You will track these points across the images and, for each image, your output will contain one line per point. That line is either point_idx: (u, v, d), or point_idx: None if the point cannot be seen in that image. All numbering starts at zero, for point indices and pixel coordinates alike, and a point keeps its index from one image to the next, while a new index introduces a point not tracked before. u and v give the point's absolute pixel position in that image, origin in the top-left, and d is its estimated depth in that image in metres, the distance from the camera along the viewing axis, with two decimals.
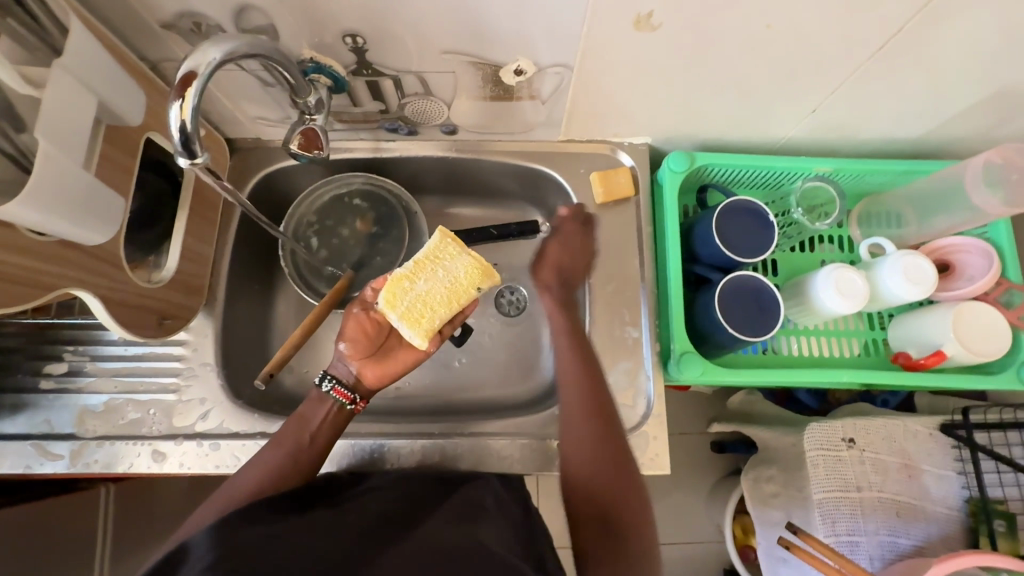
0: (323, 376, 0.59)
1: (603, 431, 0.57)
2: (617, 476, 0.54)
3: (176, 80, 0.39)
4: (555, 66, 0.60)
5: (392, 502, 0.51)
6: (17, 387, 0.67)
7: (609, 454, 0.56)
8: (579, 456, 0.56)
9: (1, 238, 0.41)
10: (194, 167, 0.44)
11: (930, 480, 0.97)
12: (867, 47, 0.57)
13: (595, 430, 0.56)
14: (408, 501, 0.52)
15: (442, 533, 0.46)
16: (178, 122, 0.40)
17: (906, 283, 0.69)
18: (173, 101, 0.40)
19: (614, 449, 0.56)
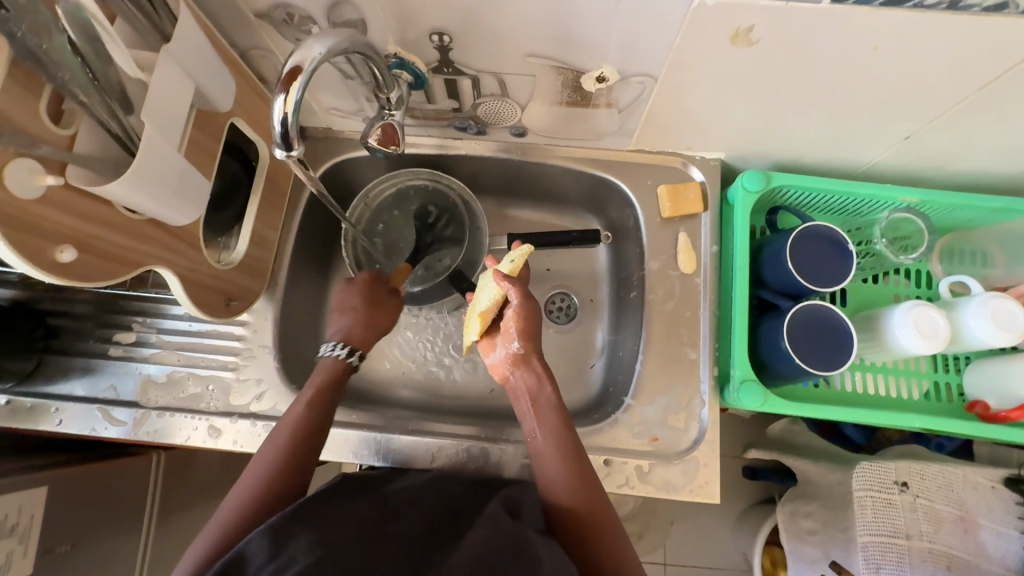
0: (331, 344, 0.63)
1: (576, 452, 0.56)
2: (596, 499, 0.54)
3: (283, 73, 0.39)
4: (639, 76, 0.58)
5: (433, 510, 0.50)
6: (88, 352, 0.70)
7: (583, 475, 0.55)
8: (557, 478, 0.54)
9: (99, 214, 0.42)
10: (289, 158, 0.44)
11: (987, 536, 0.91)
12: (984, 76, 0.53)
13: (564, 456, 0.55)
14: (448, 510, 0.51)
15: (486, 537, 0.44)
16: (280, 115, 0.40)
17: (994, 329, 0.64)
18: (277, 93, 0.40)
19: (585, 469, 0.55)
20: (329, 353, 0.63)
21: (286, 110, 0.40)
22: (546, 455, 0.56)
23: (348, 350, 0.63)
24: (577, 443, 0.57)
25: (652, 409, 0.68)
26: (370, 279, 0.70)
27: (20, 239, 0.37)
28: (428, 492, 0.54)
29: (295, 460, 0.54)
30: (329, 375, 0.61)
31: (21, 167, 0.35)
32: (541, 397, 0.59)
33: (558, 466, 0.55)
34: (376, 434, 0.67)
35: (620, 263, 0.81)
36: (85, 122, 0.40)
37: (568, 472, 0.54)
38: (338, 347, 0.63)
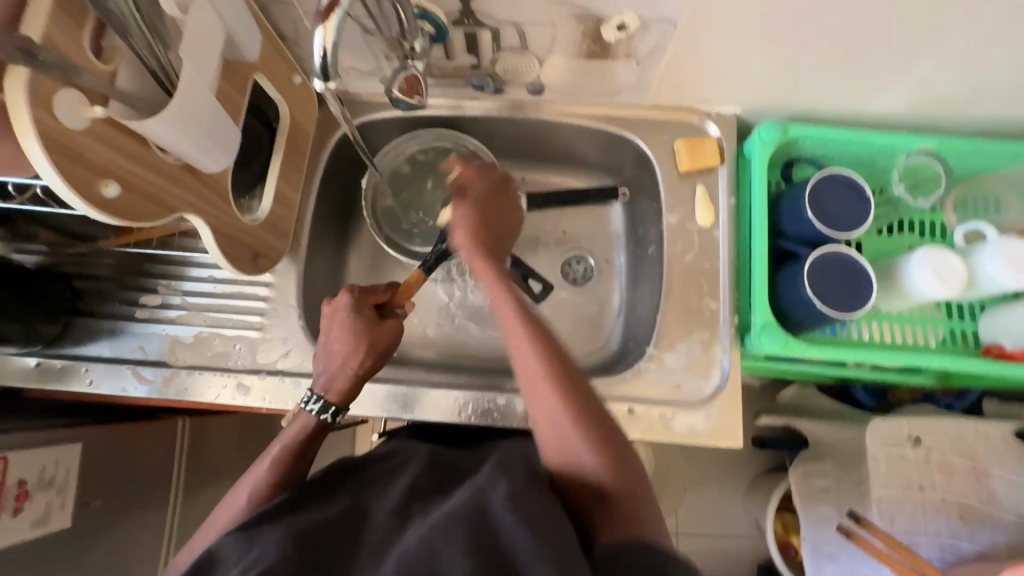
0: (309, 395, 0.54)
1: (593, 421, 0.46)
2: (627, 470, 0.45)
3: (322, 6, 0.43)
4: (659, 22, 0.58)
5: (413, 472, 0.48)
6: (113, 315, 0.71)
7: (608, 446, 0.45)
8: (577, 451, 0.45)
9: (132, 149, 0.42)
10: (325, 89, 0.49)
11: (1001, 488, 0.90)
12: (999, 13, 0.53)
13: (584, 430, 0.45)
14: (428, 470, 0.48)
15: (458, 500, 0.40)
16: (320, 48, 0.44)
17: (1010, 271, 0.65)
18: (317, 27, 0.44)
19: (610, 442, 0.45)
20: (309, 410, 0.54)
21: (326, 43, 0.43)
22: (566, 435, 0.46)
23: (322, 406, 0.54)
24: (595, 409, 0.47)
25: (674, 357, 0.69)
26: (372, 310, 0.58)
27: (72, 171, 0.38)
28: (416, 459, 0.51)
29: (310, 443, 0.53)
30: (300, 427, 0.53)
31: (67, 98, 0.36)
32: (540, 351, 0.49)
33: (581, 444, 0.45)
34: (402, 388, 0.68)
35: (636, 222, 0.82)
36: (125, 61, 0.41)
37: (590, 446, 0.45)
38: (314, 399, 0.54)
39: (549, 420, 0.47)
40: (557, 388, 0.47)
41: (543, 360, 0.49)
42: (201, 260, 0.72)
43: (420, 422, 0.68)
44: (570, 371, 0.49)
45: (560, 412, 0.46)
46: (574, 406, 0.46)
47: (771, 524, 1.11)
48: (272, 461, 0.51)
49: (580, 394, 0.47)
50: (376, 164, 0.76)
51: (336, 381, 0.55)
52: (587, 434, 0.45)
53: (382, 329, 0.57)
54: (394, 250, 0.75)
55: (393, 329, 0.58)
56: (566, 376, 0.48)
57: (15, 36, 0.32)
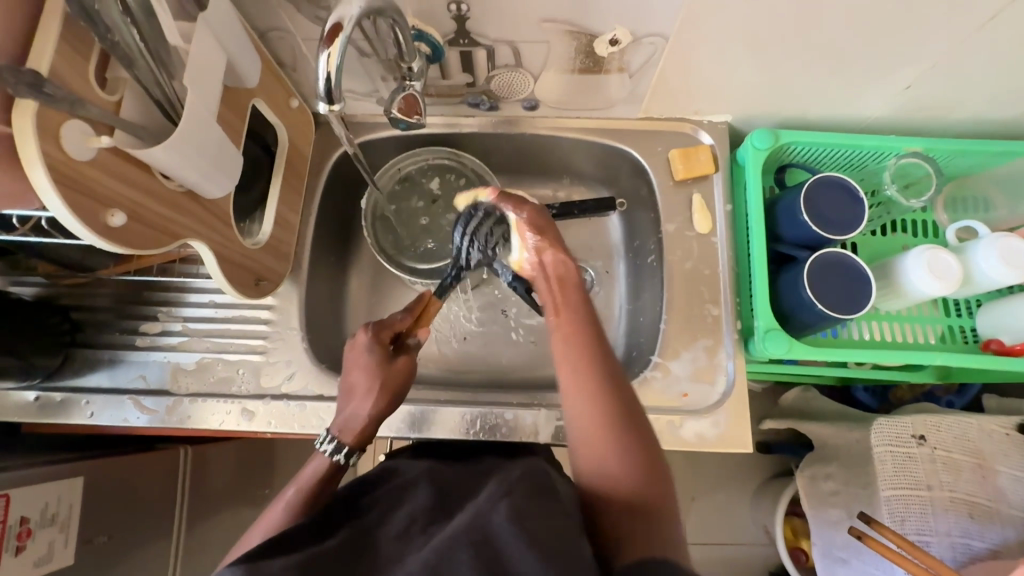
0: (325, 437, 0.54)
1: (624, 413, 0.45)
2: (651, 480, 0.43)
3: (325, 32, 0.44)
4: (651, 36, 0.60)
5: (420, 498, 0.46)
6: (113, 344, 0.70)
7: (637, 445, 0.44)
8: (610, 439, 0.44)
9: (137, 179, 0.42)
10: (330, 112, 0.50)
11: (1006, 483, 0.90)
12: (978, 18, 0.55)
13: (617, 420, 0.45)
14: (435, 495, 0.46)
15: (459, 524, 0.40)
16: (324, 73, 0.45)
17: (1004, 267, 0.66)
18: (320, 53, 0.45)
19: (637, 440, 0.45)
20: (326, 452, 0.53)
21: (329, 68, 0.44)
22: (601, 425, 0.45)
23: (336, 446, 0.53)
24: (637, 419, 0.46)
25: (679, 365, 0.69)
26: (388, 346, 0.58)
27: (78, 201, 0.38)
28: (418, 478, 0.50)
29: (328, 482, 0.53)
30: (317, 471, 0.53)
31: (74, 128, 0.37)
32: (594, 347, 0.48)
33: (613, 432, 0.44)
34: (410, 407, 0.68)
35: (634, 231, 0.83)
36: (130, 89, 0.41)
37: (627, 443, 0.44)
38: (328, 439, 0.54)
39: (582, 403, 0.46)
40: (594, 373, 0.47)
41: (585, 343, 0.48)
42: (201, 285, 0.72)
43: (427, 440, 0.68)
44: (605, 354, 0.48)
45: (601, 405, 0.45)
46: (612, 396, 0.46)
47: (781, 530, 1.10)
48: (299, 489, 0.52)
49: (613, 379, 0.47)
50: (376, 183, 0.76)
51: (351, 423, 0.55)
52: (621, 425, 0.45)
53: (393, 368, 0.57)
54: (397, 269, 0.75)
55: (405, 367, 0.58)
56: (605, 364, 0.48)
57: (23, 72, 0.32)
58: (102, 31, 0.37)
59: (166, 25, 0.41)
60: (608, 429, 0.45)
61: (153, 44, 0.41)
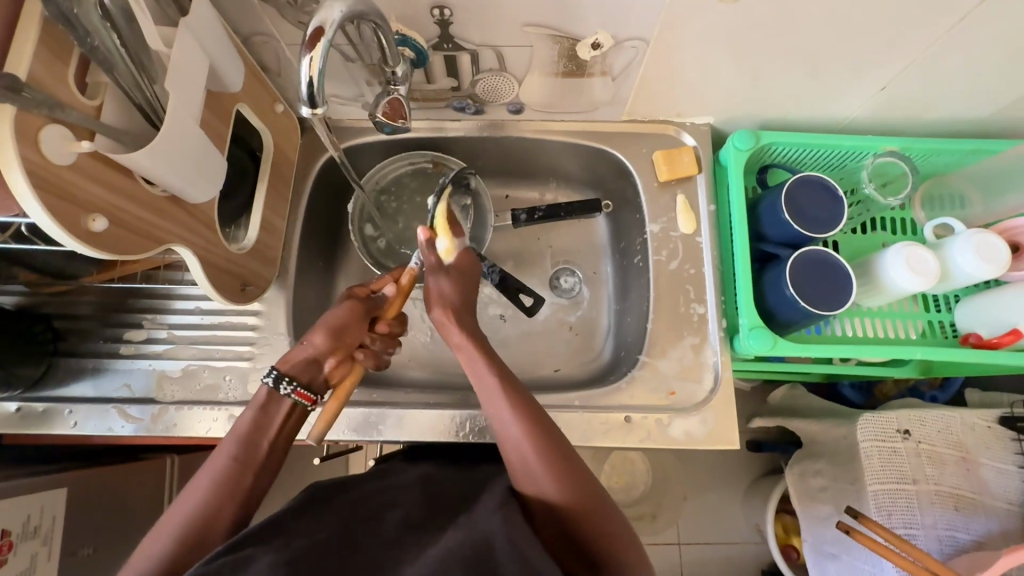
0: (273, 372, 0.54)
1: (551, 442, 0.47)
2: (589, 498, 0.46)
3: (308, 35, 0.44)
4: (632, 40, 0.61)
5: (413, 509, 0.47)
6: (97, 353, 0.69)
7: (568, 470, 0.46)
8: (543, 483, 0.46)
9: (120, 184, 0.42)
10: (314, 116, 0.50)
11: (989, 474, 0.92)
12: (948, 20, 0.56)
13: (543, 454, 0.46)
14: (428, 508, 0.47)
15: (454, 538, 0.40)
16: (307, 77, 0.45)
17: (980, 262, 0.68)
18: (303, 56, 0.45)
19: (569, 465, 0.46)
20: (265, 382, 0.53)
21: (312, 71, 0.45)
22: (529, 464, 0.46)
23: (272, 373, 0.53)
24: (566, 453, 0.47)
25: (667, 364, 0.70)
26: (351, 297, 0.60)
27: (57, 206, 0.38)
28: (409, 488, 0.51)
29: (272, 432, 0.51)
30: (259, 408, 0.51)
31: (53, 133, 0.37)
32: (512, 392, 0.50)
33: (540, 467, 0.46)
34: (399, 411, 0.68)
35: (620, 233, 0.84)
36: (111, 95, 0.41)
37: (559, 480, 0.45)
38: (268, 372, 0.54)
39: (509, 441, 0.48)
40: (513, 412, 0.48)
41: (504, 395, 0.50)
42: (187, 292, 0.72)
43: (418, 444, 0.68)
44: (520, 388, 0.50)
45: (525, 442, 0.47)
46: (534, 432, 0.47)
47: (772, 527, 1.11)
48: (237, 436, 0.49)
49: (535, 412, 0.49)
50: (362, 187, 0.77)
51: (293, 356, 0.55)
52: (548, 459, 0.46)
53: (341, 309, 0.58)
54: (384, 273, 0.76)
55: (353, 308, 0.59)
56: (522, 402, 0.49)
57: (1, 76, 0.32)
58: (81, 35, 0.36)
59: (148, 30, 0.42)
60: (536, 465, 0.46)
61: (135, 49, 0.41)
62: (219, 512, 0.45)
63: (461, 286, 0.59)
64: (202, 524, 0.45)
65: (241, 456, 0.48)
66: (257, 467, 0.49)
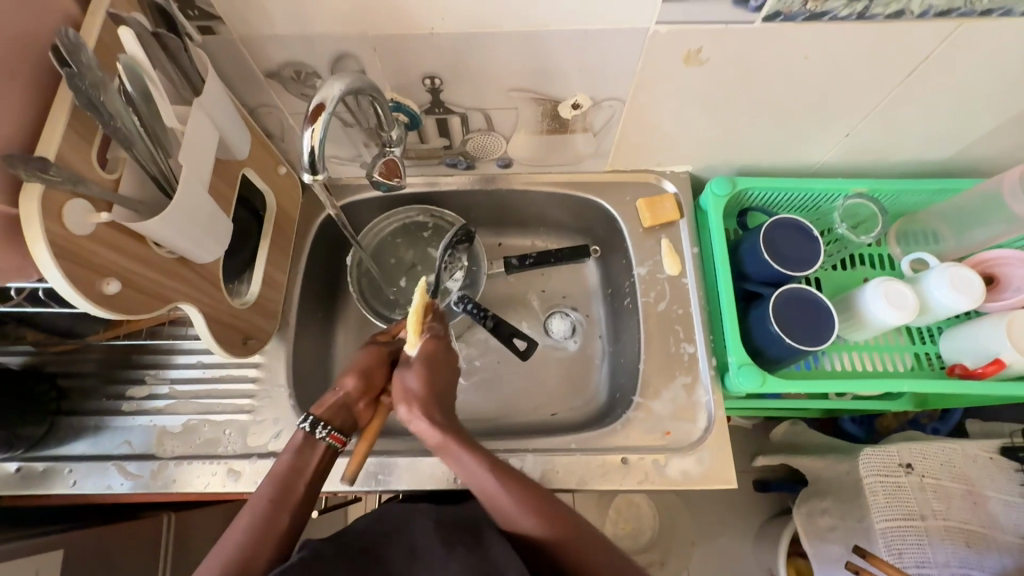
0: (316, 421, 0.55)
1: (529, 492, 0.53)
2: (569, 528, 0.52)
3: (309, 110, 0.48)
4: (609, 100, 0.66)
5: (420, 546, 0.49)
6: (99, 410, 0.70)
7: (548, 509, 0.52)
8: (522, 523, 0.51)
9: (135, 250, 0.45)
10: (315, 181, 0.53)
11: (996, 507, 0.91)
12: (896, 74, 0.62)
13: (511, 495, 0.52)
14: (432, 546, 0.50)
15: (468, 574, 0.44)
16: (309, 145, 0.49)
17: (956, 294, 0.70)
18: (305, 129, 0.49)
19: (547, 503, 0.53)
20: (300, 426, 0.55)
21: (313, 140, 0.48)
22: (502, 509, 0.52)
23: (311, 421, 0.55)
24: (531, 489, 0.53)
25: (660, 404, 0.71)
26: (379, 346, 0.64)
27: (76, 273, 0.41)
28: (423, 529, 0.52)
29: (309, 470, 0.53)
30: (297, 454, 0.54)
31: (76, 207, 0.40)
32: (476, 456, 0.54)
33: (523, 514, 0.52)
34: (397, 459, 0.68)
35: (610, 277, 0.86)
36: (128, 168, 0.45)
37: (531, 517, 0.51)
38: (303, 417, 0.55)
39: (498, 506, 0.53)
40: (493, 473, 0.53)
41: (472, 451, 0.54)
42: (190, 347, 0.74)
43: (415, 492, 0.68)
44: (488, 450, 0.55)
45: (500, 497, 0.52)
46: (509, 484, 0.53)
47: (784, 572, 1.08)
48: (276, 478, 0.52)
49: (504, 468, 0.54)
50: (361, 241, 0.80)
51: (328, 404, 0.57)
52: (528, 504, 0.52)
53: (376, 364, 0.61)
54: (381, 322, 0.78)
55: (383, 358, 0.62)
56: (498, 464, 0.54)
57: (32, 160, 0.36)
58: (106, 118, 0.40)
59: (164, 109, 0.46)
60: (512, 506, 0.52)
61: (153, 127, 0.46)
62: (257, 553, 0.47)
63: (433, 375, 0.58)
64: (242, 564, 0.46)
65: (276, 496, 0.50)
66: (292, 508, 0.51)
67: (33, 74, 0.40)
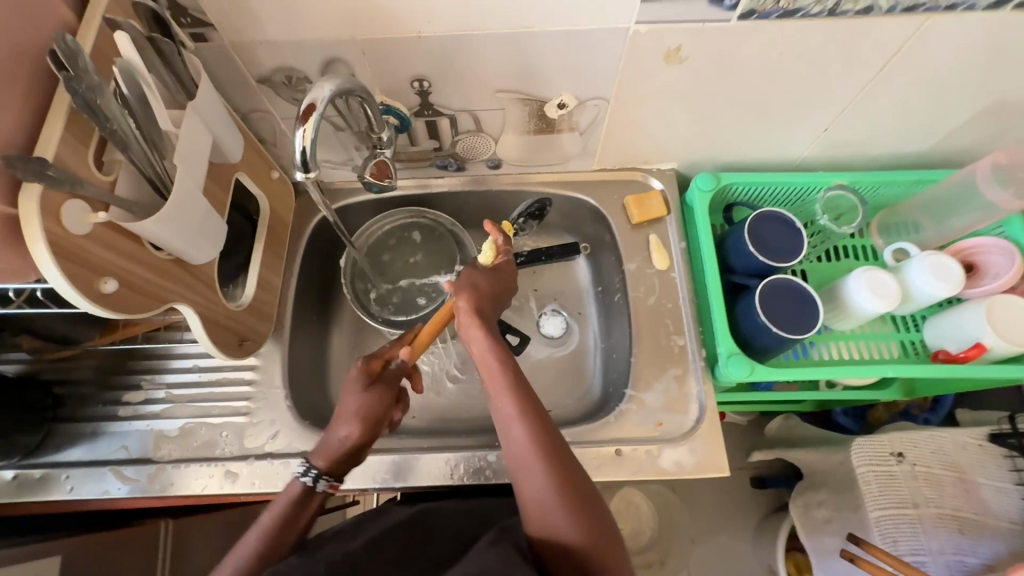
0: (316, 477, 0.55)
1: (576, 492, 0.47)
2: (605, 531, 0.46)
3: (300, 110, 0.50)
4: (593, 99, 0.68)
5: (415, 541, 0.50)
6: (96, 416, 0.71)
7: (590, 508, 0.47)
8: (563, 522, 0.46)
9: (130, 250, 0.46)
10: (307, 179, 0.54)
11: (988, 493, 0.92)
12: (870, 68, 0.64)
13: (560, 488, 0.47)
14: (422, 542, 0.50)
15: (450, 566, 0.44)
16: (300, 145, 0.50)
17: (938, 281, 0.72)
18: (296, 128, 0.50)
19: (589, 501, 0.47)
20: (300, 478, 0.55)
21: (304, 140, 0.50)
22: (546, 499, 0.47)
23: (314, 477, 0.55)
24: (579, 486, 0.48)
25: (652, 396, 0.72)
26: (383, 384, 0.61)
27: (73, 271, 0.41)
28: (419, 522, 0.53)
29: (304, 509, 0.54)
30: (297, 494, 0.54)
31: (73, 207, 0.41)
32: (534, 435, 0.49)
33: (563, 512, 0.46)
34: (394, 457, 0.68)
35: (600, 273, 0.88)
36: (124, 170, 0.46)
37: (573, 518, 0.46)
38: (307, 472, 0.56)
39: (538, 488, 0.47)
40: (543, 459, 0.48)
41: (528, 424, 0.50)
42: (186, 351, 0.74)
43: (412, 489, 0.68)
44: (549, 430, 0.50)
45: (552, 488, 0.47)
46: (560, 477, 0.47)
47: (783, 565, 1.08)
48: (273, 517, 0.53)
49: (558, 453, 0.48)
50: (354, 244, 0.81)
51: (327, 453, 0.57)
52: (573, 497, 0.47)
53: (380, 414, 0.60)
54: (376, 323, 0.79)
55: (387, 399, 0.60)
56: (552, 446, 0.49)
57: (30, 160, 0.37)
58: (102, 120, 0.41)
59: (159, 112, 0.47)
60: (557, 503, 0.46)
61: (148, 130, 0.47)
62: None
63: (495, 285, 0.61)
64: None
65: (273, 534, 0.51)
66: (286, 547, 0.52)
67: (31, 80, 0.41)
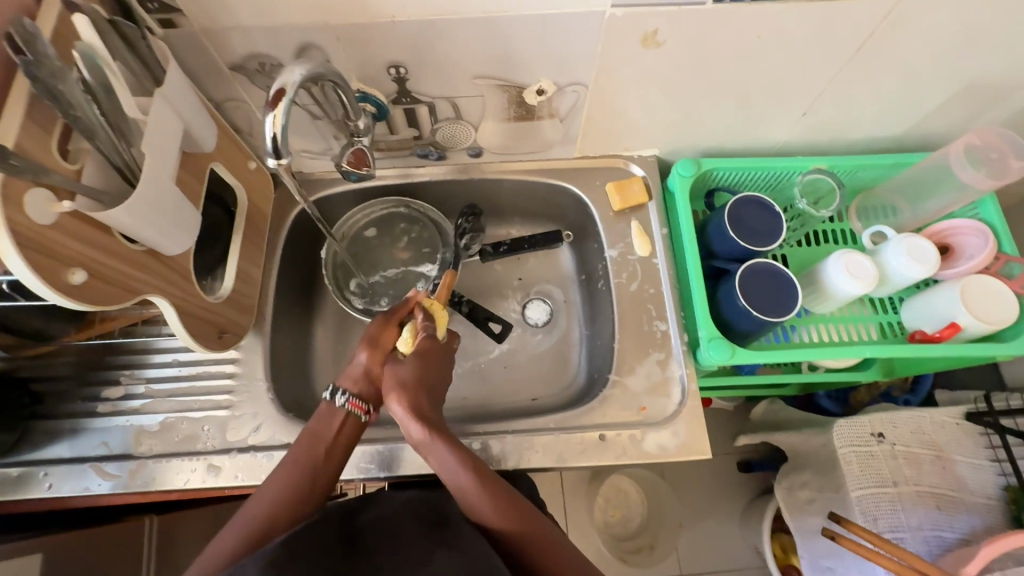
0: (338, 390, 0.61)
1: (493, 487, 0.54)
2: (525, 517, 0.53)
3: (270, 95, 0.49)
4: (572, 85, 0.67)
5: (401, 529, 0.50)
6: (74, 412, 0.70)
7: (507, 499, 0.54)
8: (487, 516, 0.53)
9: (99, 241, 0.45)
10: (279, 166, 0.53)
11: (964, 470, 0.94)
12: (845, 52, 0.64)
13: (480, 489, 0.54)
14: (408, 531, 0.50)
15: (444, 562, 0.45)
16: (271, 132, 0.49)
17: (914, 262, 0.73)
18: (267, 114, 0.49)
19: (504, 494, 0.54)
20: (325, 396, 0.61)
21: (275, 126, 0.49)
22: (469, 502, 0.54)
23: (338, 392, 0.61)
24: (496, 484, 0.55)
25: (635, 380, 0.73)
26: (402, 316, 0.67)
27: (39, 262, 0.41)
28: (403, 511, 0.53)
29: (337, 430, 0.59)
30: (329, 417, 0.60)
31: (37, 196, 0.40)
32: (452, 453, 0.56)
33: (484, 503, 0.53)
34: (378, 446, 0.68)
35: (584, 261, 0.88)
36: (91, 159, 0.45)
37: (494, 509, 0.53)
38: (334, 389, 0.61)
39: (474, 507, 0.54)
40: (470, 471, 0.55)
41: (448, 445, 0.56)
42: (165, 345, 0.73)
43: (398, 478, 0.68)
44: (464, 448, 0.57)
45: (473, 492, 0.54)
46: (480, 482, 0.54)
47: (768, 546, 1.10)
48: (306, 441, 0.58)
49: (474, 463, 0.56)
50: (335, 235, 0.81)
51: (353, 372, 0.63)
52: (492, 496, 0.54)
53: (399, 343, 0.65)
54: (358, 314, 0.78)
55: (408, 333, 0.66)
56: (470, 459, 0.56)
57: None
58: (65, 107, 0.40)
59: (125, 100, 0.46)
60: (479, 501, 0.53)
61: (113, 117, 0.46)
62: (284, 511, 0.53)
63: (424, 373, 0.62)
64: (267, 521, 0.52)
65: (305, 456, 0.57)
66: (317, 468, 0.57)
67: None
